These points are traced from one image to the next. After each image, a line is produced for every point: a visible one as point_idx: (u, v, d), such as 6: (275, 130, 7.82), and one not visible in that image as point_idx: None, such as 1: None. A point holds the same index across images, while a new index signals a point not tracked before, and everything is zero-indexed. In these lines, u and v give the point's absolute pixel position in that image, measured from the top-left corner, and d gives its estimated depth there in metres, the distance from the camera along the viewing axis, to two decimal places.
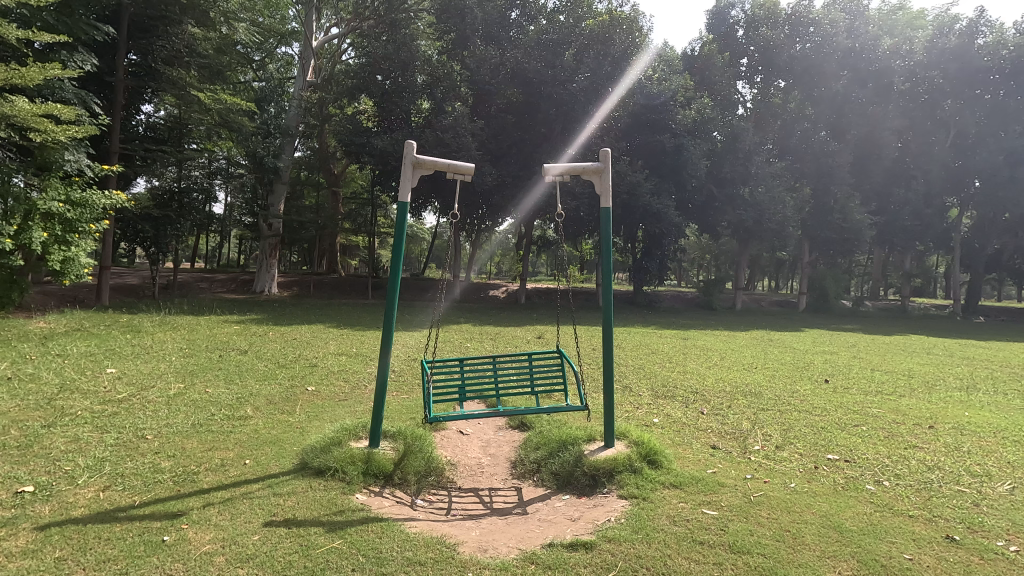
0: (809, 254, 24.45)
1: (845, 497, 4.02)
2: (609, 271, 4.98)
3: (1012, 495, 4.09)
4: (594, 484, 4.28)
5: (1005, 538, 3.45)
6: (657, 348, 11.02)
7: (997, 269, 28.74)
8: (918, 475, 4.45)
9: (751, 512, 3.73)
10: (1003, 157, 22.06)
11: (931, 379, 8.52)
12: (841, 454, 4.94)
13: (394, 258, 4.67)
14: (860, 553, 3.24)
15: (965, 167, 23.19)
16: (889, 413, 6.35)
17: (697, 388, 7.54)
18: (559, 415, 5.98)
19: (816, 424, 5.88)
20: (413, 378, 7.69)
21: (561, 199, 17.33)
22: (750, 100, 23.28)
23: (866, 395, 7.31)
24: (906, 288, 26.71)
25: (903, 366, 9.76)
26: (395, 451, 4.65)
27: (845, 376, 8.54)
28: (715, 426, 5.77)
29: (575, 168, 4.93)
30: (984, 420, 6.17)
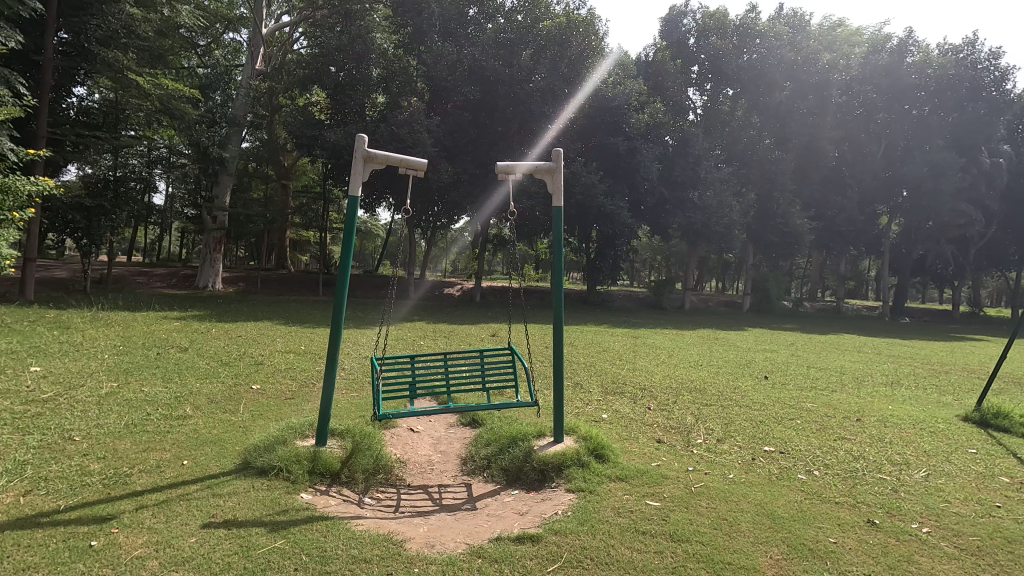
0: (754, 256, 25.48)
1: (779, 486, 4.24)
2: (561, 269, 5.03)
3: (927, 481, 4.42)
4: (543, 478, 4.36)
5: (918, 520, 3.73)
6: (608, 345, 11.31)
7: (923, 272, 30.67)
8: (844, 465, 4.75)
9: (691, 502, 3.89)
10: (928, 169, 23.60)
11: (860, 375, 9.09)
12: (777, 446, 5.20)
13: (345, 252, 4.57)
14: (789, 538, 3.42)
15: (895, 176, 24.76)
16: (822, 407, 6.73)
17: (645, 384, 7.79)
18: (510, 412, 6.04)
19: (756, 418, 6.15)
20: (363, 375, 7.57)
21: (516, 197, 17.42)
22: (700, 106, 23.87)
23: (801, 390, 7.73)
24: (841, 289, 28.13)
25: (836, 363, 10.36)
26: (342, 450, 4.58)
27: (783, 372, 9.00)
28: (661, 421, 5.96)
29: (528, 166, 4.94)
30: (905, 412, 6.65)
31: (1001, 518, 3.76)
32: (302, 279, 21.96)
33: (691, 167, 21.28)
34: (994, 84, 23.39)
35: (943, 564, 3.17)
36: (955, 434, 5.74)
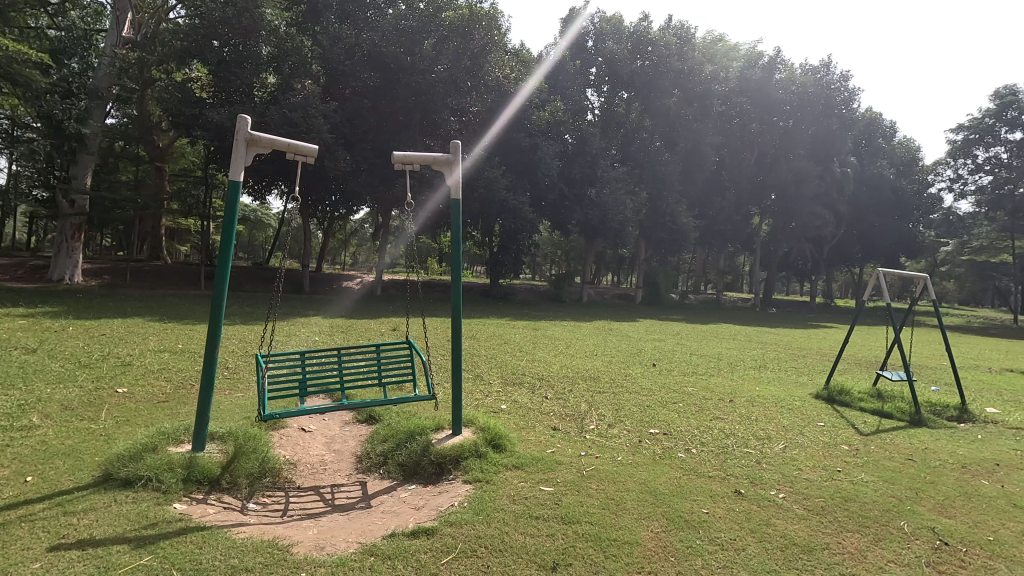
0: (645, 252, 27.14)
1: (661, 465, 4.56)
2: (459, 263, 5.04)
3: (785, 452, 4.98)
4: (441, 471, 4.35)
5: (775, 487, 4.19)
6: (509, 337, 11.51)
7: (787, 267, 34.40)
8: (718, 442, 5.22)
9: (582, 485, 4.07)
10: (792, 175, 26.46)
11: (734, 361, 10.02)
12: (661, 428, 5.59)
13: (225, 243, 4.23)
14: (668, 512, 3.70)
15: (765, 181, 27.49)
16: (701, 390, 7.34)
17: (542, 374, 8.03)
18: (408, 406, 5.96)
19: (643, 403, 6.57)
20: (250, 374, 7.08)
21: (418, 189, 17.13)
22: (598, 108, 24.82)
23: (683, 375, 8.38)
24: (720, 283, 30.80)
25: (714, 349, 11.34)
26: (224, 454, 4.26)
27: (668, 360, 9.69)
28: (557, 409, 6.18)
29: (426, 157, 4.88)
30: (769, 392, 7.45)
31: (841, 480, 4.33)
32: (181, 272, 20.06)
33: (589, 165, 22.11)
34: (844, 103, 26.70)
35: (794, 524, 3.59)
36: (808, 410, 6.52)
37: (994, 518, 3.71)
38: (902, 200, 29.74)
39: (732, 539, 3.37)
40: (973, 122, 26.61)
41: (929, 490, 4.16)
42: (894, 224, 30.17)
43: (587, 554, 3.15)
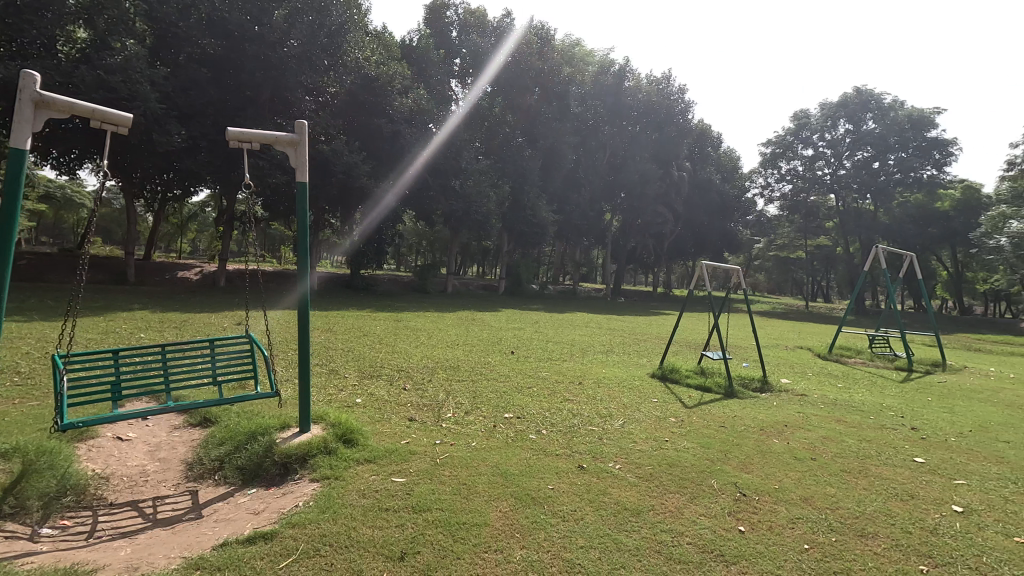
0: (508, 244, 27.93)
1: (513, 448, 4.75)
2: (306, 251, 4.75)
3: (623, 427, 5.47)
4: (285, 472, 4.07)
5: (613, 459, 4.59)
6: (369, 329, 11.16)
7: (635, 260, 37.67)
8: (566, 422, 5.57)
9: (435, 473, 4.10)
10: (638, 176, 28.93)
11: (585, 346, 10.77)
12: (514, 412, 5.82)
13: (4, 225, 3.52)
14: (516, 491, 3.87)
15: (616, 180, 29.74)
16: (553, 375, 7.78)
17: (401, 365, 7.92)
18: (251, 406, 5.52)
19: (499, 389, 6.79)
20: (52, 379, 6.03)
21: (268, 172, 15.80)
22: (462, 99, 24.93)
23: (539, 361, 8.81)
24: (577, 274, 32.78)
25: (569, 336, 12.08)
26: (11, 475, 3.60)
27: (526, 347, 10.11)
28: (414, 400, 6.13)
29: (267, 137, 4.52)
30: (613, 374, 8.12)
31: (667, 449, 4.87)
32: None
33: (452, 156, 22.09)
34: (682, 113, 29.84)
35: (626, 491, 3.96)
36: (644, 388, 7.24)
37: (780, 470, 4.44)
38: (726, 203, 34.03)
39: (572, 511, 3.63)
40: (778, 139, 31.35)
41: (734, 451, 4.85)
42: (720, 223, 34.43)
43: (436, 540, 3.19)
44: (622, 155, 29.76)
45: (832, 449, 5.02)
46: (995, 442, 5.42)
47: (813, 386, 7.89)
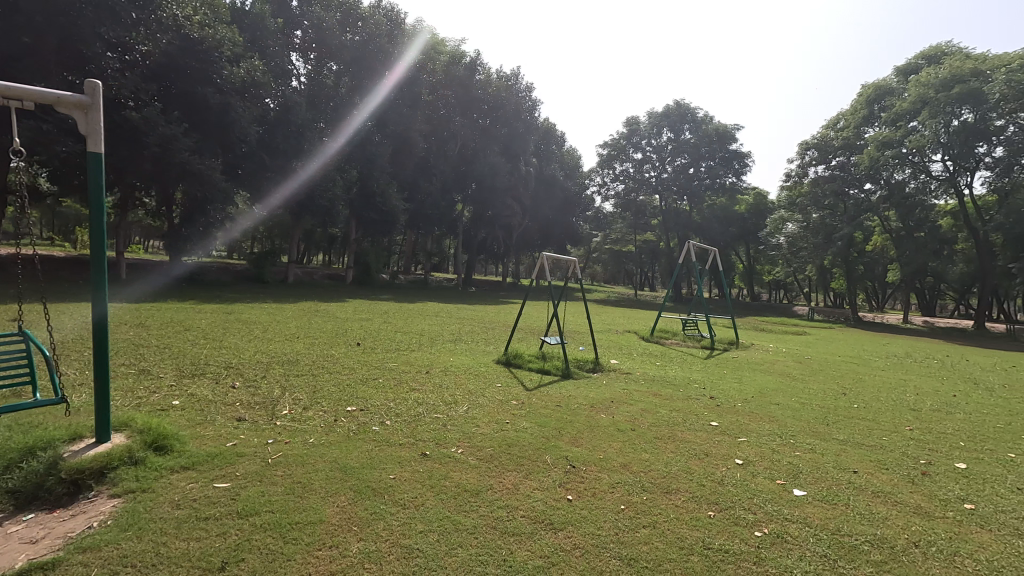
0: (356, 232, 26.79)
1: (355, 441, 4.62)
2: (103, 232, 4.06)
3: (467, 413, 5.62)
4: (76, 489, 3.47)
5: (455, 445, 4.69)
6: (192, 324, 9.97)
7: (485, 250, 38.54)
8: (411, 411, 5.56)
9: (265, 475, 3.83)
10: (488, 169, 29.65)
11: (434, 336, 10.81)
12: (358, 405, 5.64)
13: None
14: (356, 484, 3.78)
15: (467, 171, 30.15)
16: (400, 365, 7.70)
17: (231, 362, 7.22)
18: (29, 416, 4.63)
19: (343, 382, 6.54)
20: None
21: (56, 138, 13.21)
22: (304, 75, 23.39)
23: (385, 352, 8.64)
24: (428, 264, 32.60)
25: (418, 326, 12.02)
26: None
27: (373, 338, 9.86)
28: (244, 399, 5.63)
29: (47, 96, 3.78)
30: (460, 362, 8.27)
31: (507, 430, 5.12)
32: None
33: (292, 135, 20.41)
34: (529, 111, 31.32)
35: (467, 473, 4.08)
36: (489, 374, 7.50)
37: (605, 441, 4.92)
38: (569, 198, 36.33)
39: (412, 498, 3.64)
40: (613, 142, 34.26)
41: (567, 428, 5.26)
42: (563, 217, 36.67)
43: (265, 544, 2.99)
44: (472, 147, 30.21)
45: (648, 419, 5.68)
46: (768, 404, 6.60)
47: (637, 365, 8.86)
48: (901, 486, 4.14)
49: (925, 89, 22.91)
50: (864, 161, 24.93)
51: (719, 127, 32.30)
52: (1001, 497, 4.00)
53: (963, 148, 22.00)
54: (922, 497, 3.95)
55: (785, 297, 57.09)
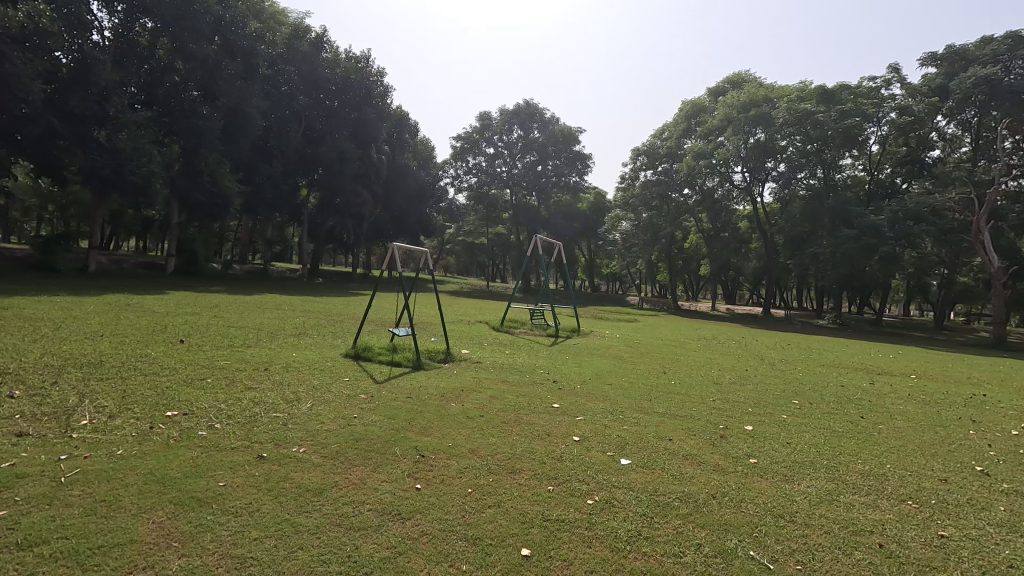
0: (178, 216, 23.64)
1: (176, 449, 4.13)
2: None
3: (311, 410, 5.33)
4: None
5: (298, 444, 4.43)
6: None
7: (333, 240, 36.45)
8: (246, 412, 5.11)
9: (58, 496, 3.27)
10: (336, 154, 28.03)
11: (274, 330, 10.02)
12: (181, 409, 5.04)
13: None
14: (178, 496, 3.39)
15: (312, 155, 28.24)
16: (234, 363, 7.02)
17: (7, 367, 5.96)
18: None
19: (162, 384, 5.77)
20: None
21: None
22: (108, 29, 19.88)
23: (216, 349, 7.80)
24: (268, 253, 29.95)
25: (256, 321, 11.05)
26: None
27: (201, 334, 8.83)
28: (27, 410, 4.70)
29: None
30: (304, 357, 7.78)
31: (354, 425, 4.95)
32: None
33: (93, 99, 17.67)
34: (380, 96, 30.41)
35: (310, 473, 3.88)
36: (337, 368, 7.18)
37: (454, 429, 5.01)
38: (423, 189, 35.94)
39: (245, 504, 3.37)
40: (466, 135, 34.59)
41: (417, 418, 5.25)
42: (416, 208, 36.04)
43: None
44: (318, 130, 28.38)
45: (496, 405, 5.91)
46: (603, 385, 7.28)
47: (487, 354, 9.13)
48: (705, 449, 4.86)
49: (730, 109, 26.74)
50: (683, 168, 28.33)
51: (564, 128, 34.38)
52: (775, 450, 4.90)
53: (757, 162, 26.10)
54: (720, 456, 4.68)
55: (620, 289, 62.95)
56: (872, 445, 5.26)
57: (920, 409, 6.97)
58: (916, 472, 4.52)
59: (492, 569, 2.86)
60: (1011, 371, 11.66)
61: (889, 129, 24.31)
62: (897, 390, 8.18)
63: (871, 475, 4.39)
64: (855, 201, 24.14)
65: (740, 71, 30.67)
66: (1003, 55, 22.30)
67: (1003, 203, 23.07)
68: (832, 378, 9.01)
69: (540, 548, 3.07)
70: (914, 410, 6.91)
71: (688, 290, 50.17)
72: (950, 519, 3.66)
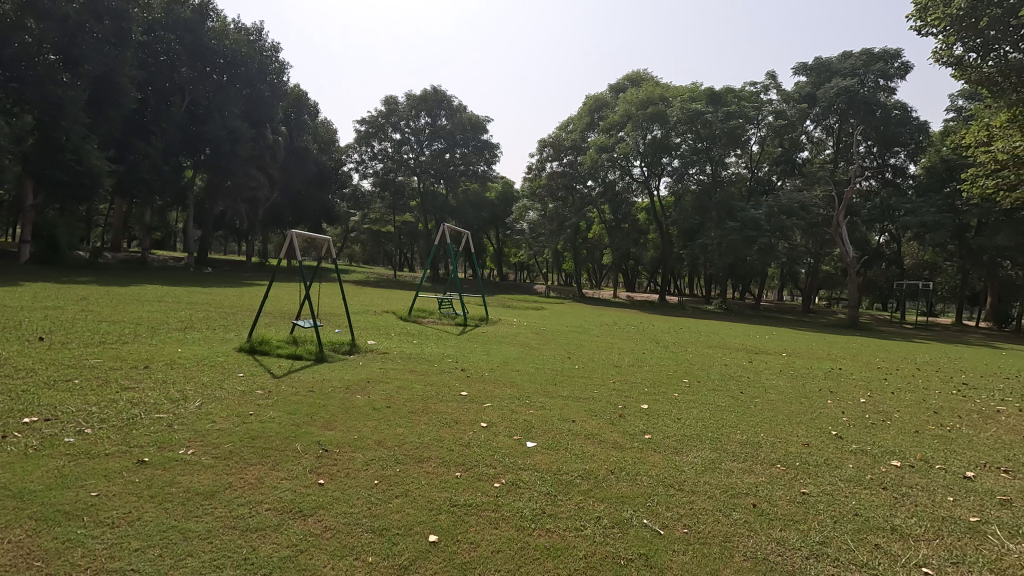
0: (34, 196, 20.72)
1: (36, 459, 3.66)
2: None
3: (200, 409, 4.94)
4: None
5: (186, 445, 4.11)
6: None
7: (224, 227, 33.65)
8: (122, 415, 4.64)
9: None
10: (226, 133, 25.80)
11: (156, 324, 9.15)
12: (41, 415, 4.46)
13: None
14: (42, 510, 3.04)
15: (198, 133, 25.91)
16: (107, 361, 6.33)
17: None
18: None
19: (16, 389, 5.07)
20: None
21: None
22: None
23: (84, 347, 6.97)
24: (146, 241, 27.02)
25: (134, 314, 10.00)
26: None
27: (64, 331, 7.83)
28: None
29: None
30: (191, 353, 7.17)
31: (250, 423, 4.67)
32: None
33: None
34: (275, 74, 28.67)
35: (199, 475, 3.62)
36: (229, 363, 6.72)
37: (359, 422, 4.89)
38: (324, 174, 34.27)
39: (124, 514, 3.07)
40: (371, 119, 33.39)
41: (320, 413, 5.06)
42: (318, 194, 34.13)
43: None
44: (205, 106, 26.12)
45: (403, 396, 5.83)
46: (509, 372, 7.43)
47: (394, 345, 8.94)
48: (605, 428, 5.13)
49: (630, 106, 28.13)
50: (587, 161, 29.30)
51: (472, 117, 34.36)
52: (667, 426, 5.29)
53: (653, 158, 27.61)
54: (618, 434, 4.97)
55: (527, 277, 64.10)
56: (749, 416, 5.84)
57: (788, 383, 7.83)
58: (784, 439, 5.09)
59: (398, 558, 2.84)
60: (861, 347, 13.39)
61: (766, 131, 26.80)
62: (771, 367, 9.11)
63: (747, 444, 4.87)
64: (738, 196, 26.43)
65: (639, 69, 32.32)
66: (859, 69, 25.32)
67: (858, 200, 26.22)
68: (717, 358, 9.83)
69: (447, 534, 3.11)
70: (784, 384, 7.73)
71: (591, 278, 52.21)
72: (810, 478, 4.17)
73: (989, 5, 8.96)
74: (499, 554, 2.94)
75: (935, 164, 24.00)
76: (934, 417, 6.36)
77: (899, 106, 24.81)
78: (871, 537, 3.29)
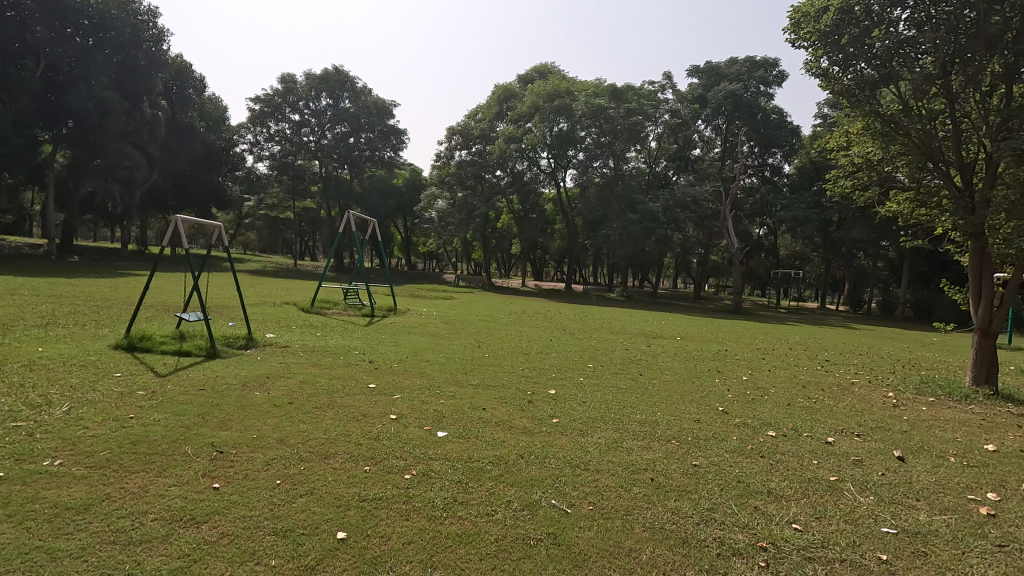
0: None
1: None
2: None
3: (70, 414, 4.42)
4: None
5: (51, 456, 3.65)
6: None
7: (93, 210, 30.03)
8: None
9: None
10: (93, 105, 22.77)
11: (9, 321, 8.00)
12: None
13: None
14: None
15: (58, 103, 22.77)
16: None
17: None
18: None
19: None
20: None
21: None
22: None
23: None
24: None
25: None
26: None
27: None
28: None
29: None
30: (55, 351, 6.38)
31: (130, 427, 4.25)
32: None
33: None
34: (153, 41, 25.92)
35: (69, 488, 3.24)
36: (104, 363, 6.06)
37: (258, 420, 4.62)
38: (212, 154, 31.53)
39: None
40: (266, 97, 31.25)
41: (213, 412, 4.71)
42: (205, 176, 31.33)
43: None
44: (65, 72, 23.04)
45: (307, 391, 5.57)
46: (419, 362, 7.36)
47: (295, 337, 8.50)
48: (515, 414, 5.24)
49: (537, 98, 28.65)
50: (495, 150, 29.44)
51: (377, 100, 33.24)
52: (572, 409, 5.51)
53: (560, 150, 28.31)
54: (528, 419, 5.09)
55: (436, 266, 63.43)
56: (647, 397, 6.24)
57: (682, 365, 8.44)
58: (678, 416, 5.50)
59: (304, 559, 2.73)
60: (743, 330, 14.69)
61: (663, 128, 28.47)
62: (667, 350, 9.77)
63: (646, 423, 5.20)
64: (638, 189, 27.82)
65: (547, 62, 32.93)
66: (744, 75, 27.55)
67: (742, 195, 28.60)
68: (619, 343, 10.38)
69: (356, 529, 3.03)
70: (678, 366, 8.31)
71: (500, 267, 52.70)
72: (701, 451, 4.54)
73: (849, 23, 8.11)
74: (410, 545, 2.92)
75: (805, 165, 26.73)
76: (803, 391, 7.16)
77: (777, 110, 27.40)
78: (752, 500, 3.66)
